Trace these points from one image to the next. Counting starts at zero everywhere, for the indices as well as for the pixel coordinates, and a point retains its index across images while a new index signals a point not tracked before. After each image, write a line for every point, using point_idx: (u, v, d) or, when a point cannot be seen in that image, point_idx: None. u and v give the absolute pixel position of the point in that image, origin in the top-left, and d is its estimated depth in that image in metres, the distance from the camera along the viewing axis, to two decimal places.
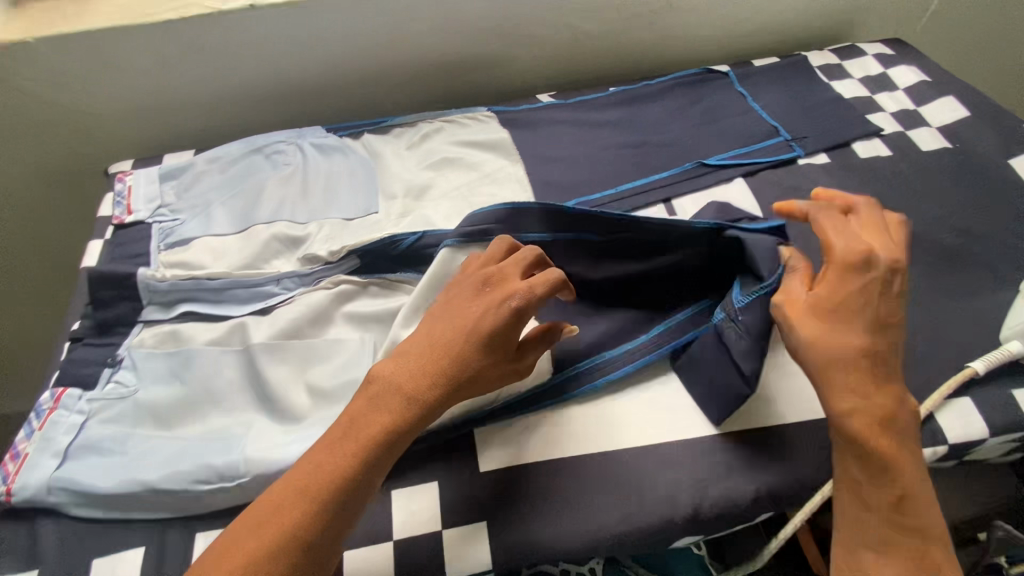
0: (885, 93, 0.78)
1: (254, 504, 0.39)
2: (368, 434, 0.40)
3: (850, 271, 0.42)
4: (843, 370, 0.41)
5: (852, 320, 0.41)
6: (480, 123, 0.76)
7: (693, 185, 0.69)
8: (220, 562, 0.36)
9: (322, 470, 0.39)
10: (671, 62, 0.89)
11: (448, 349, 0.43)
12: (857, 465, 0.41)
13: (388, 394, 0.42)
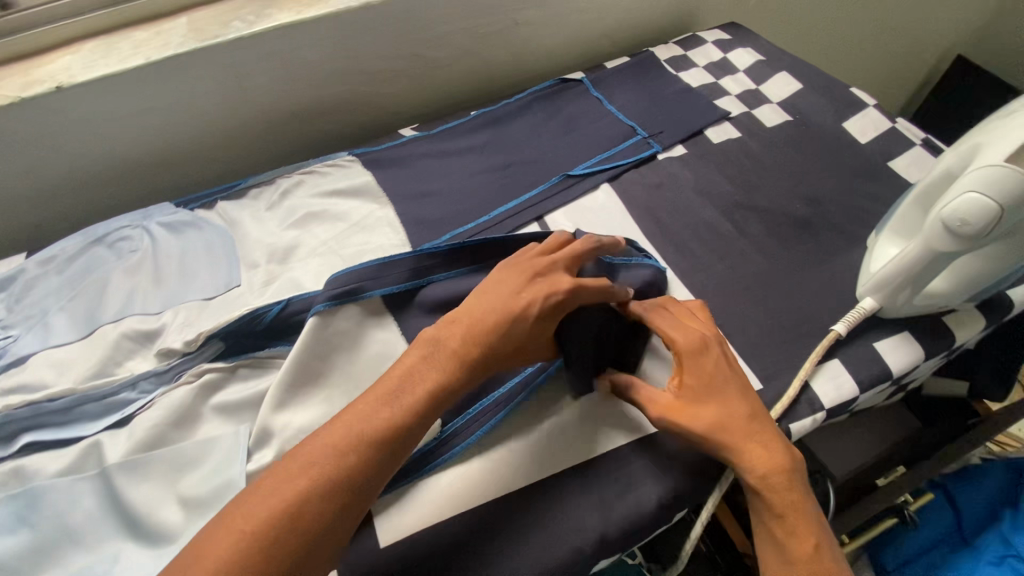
0: (727, 77, 0.82)
1: (301, 443, 0.41)
2: (417, 390, 0.43)
3: (698, 354, 0.48)
4: (733, 437, 0.45)
5: (726, 394, 0.46)
6: (342, 169, 0.73)
7: (563, 199, 0.69)
8: (264, 497, 0.38)
9: (376, 421, 0.41)
10: (530, 75, 0.90)
11: (498, 328, 0.46)
12: (775, 523, 0.43)
13: (434, 355, 0.45)
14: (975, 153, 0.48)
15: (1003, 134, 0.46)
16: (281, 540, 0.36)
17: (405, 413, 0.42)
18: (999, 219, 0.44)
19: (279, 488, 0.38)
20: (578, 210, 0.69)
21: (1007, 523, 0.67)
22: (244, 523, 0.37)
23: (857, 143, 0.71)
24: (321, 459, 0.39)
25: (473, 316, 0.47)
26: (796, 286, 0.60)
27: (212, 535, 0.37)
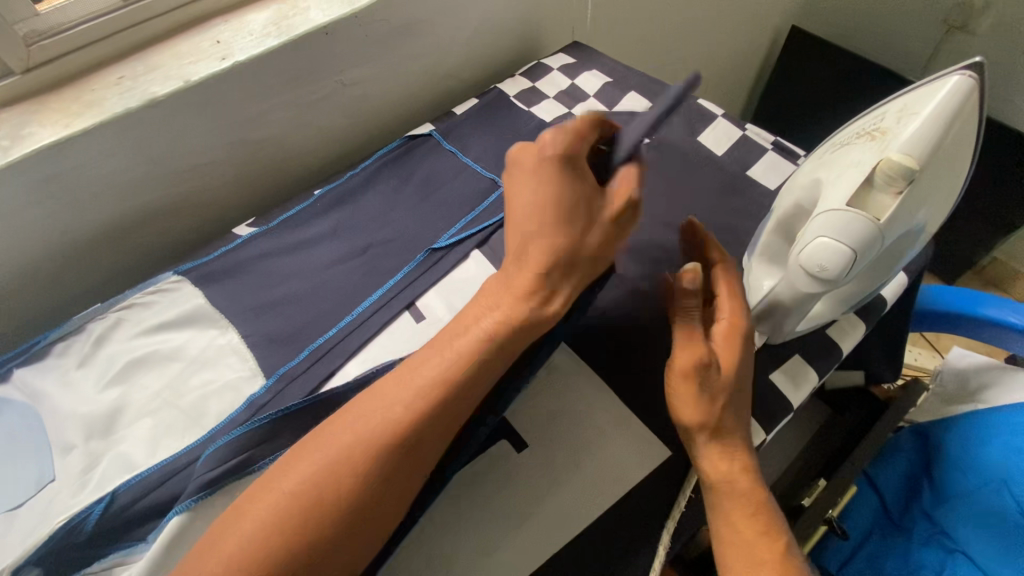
0: (579, 105, 0.79)
1: (348, 406, 0.42)
2: (464, 340, 0.44)
3: (747, 337, 0.50)
4: (722, 425, 0.46)
5: (747, 375, 0.50)
6: (168, 294, 0.62)
7: (432, 277, 0.62)
8: (324, 439, 0.41)
9: (428, 365, 0.43)
10: (377, 132, 0.82)
11: (524, 224, 0.48)
12: (743, 517, 0.45)
13: (490, 293, 0.47)
14: (822, 188, 0.48)
15: (844, 169, 0.46)
16: (342, 497, 0.38)
17: (461, 362, 0.43)
18: (853, 264, 0.44)
19: (313, 460, 0.39)
20: (451, 286, 0.62)
21: (927, 496, 0.69)
22: (275, 501, 0.38)
23: (715, 156, 0.70)
24: (368, 429, 0.40)
25: (527, 213, 0.48)
26: None
27: (246, 509, 0.38)
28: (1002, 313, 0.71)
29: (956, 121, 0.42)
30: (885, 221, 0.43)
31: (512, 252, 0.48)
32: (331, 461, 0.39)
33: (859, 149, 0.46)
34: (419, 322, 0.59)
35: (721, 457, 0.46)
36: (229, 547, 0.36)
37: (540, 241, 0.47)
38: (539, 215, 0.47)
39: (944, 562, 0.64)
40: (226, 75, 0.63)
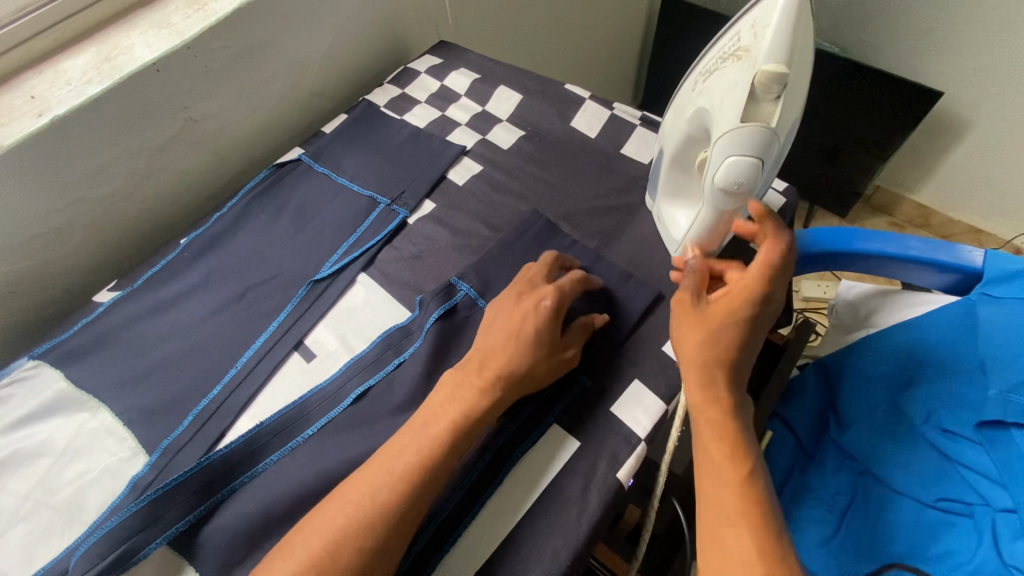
0: (451, 106, 0.77)
1: (339, 492, 0.44)
2: (439, 427, 0.46)
3: (754, 294, 0.46)
4: (711, 353, 0.46)
5: (751, 326, 0.46)
6: (24, 383, 0.56)
7: (318, 311, 0.59)
8: (313, 517, 0.43)
9: (407, 450, 0.45)
10: (246, 165, 0.77)
11: (501, 351, 0.50)
12: (715, 442, 0.43)
13: (463, 385, 0.49)
14: (709, 116, 0.47)
15: (722, 95, 0.45)
16: None
17: (432, 451, 0.45)
18: (763, 172, 0.44)
19: (307, 548, 0.41)
20: (340, 317, 0.60)
21: (834, 426, 0.73)
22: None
23: (589, 139, 0.71)
24: (358, 513, 0.42)
25: (521, 332, 0.51)
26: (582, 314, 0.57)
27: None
28: (882, 246, 0.76)
29: (806, 20, 0.41)
30: (777, 126, 0.43)
31: (498, 359, 0.50)
32: (325, 547, 0.40)
33: (729, 71, 0.45)
34: (310, 361, 0.57)
35: (707, 384, 0.45)
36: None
37: (532, 355, 0.50)
38: (535, 335, 0.50)
39: (854, 485, 0.68)
40: (48, 133, 0.57)
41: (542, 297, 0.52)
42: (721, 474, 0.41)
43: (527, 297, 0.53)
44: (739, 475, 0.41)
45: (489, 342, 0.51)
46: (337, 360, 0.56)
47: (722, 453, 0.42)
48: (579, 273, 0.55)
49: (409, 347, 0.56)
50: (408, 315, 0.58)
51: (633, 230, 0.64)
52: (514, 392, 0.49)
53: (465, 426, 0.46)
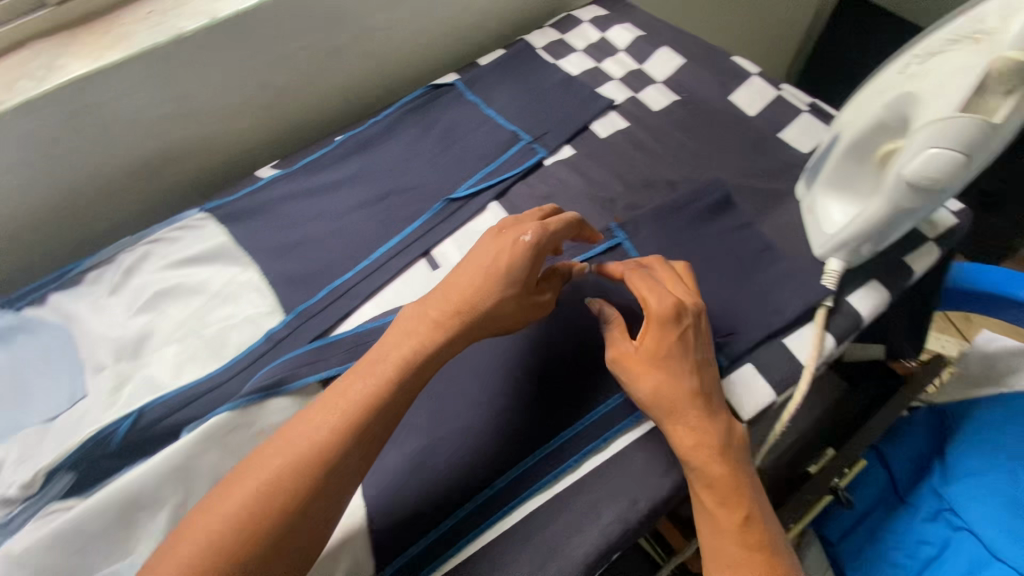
0: (608, 59, 0.76)
1: (263, 450, 0.39)
2: (386, 365, 0.42)
3: (671, 325, 0.47)
4: (670, 403, 0.45)
5: (683, 363, 0.46)
6: (193, 231, 0.64)
7: (450, 226, 0.63)
8: (264, 445, 0.40)
9: (353, 386, 0.41)
10: (401, 83, 0.81)
11: (475, 291, 0.46)
12: (702, 489, 0.45)
13: (421, 313, 0.46)
14: (916, 101, 0.44)
15: (940, 80, 0.42)
16: (272, 517, 0.36)
17: (373, 390, 0.41)
18: (965, 168, 0.41)
19: (245, 489, 0.37)
20: (469, 237, 0.63)
21: (937, 472, 0.68)
22: (190, 547, 0.35)
23: (745, 117, 0.68)
24: (277, 469, 0.38)
25: (491, 268, 0.46)
26: (706, 285, 0.56)
27: (160, 563, 0.35)
28: None
29: None
30: (1000, 121, 0.39)
31: (456, 285, 0.46)
32: (267, 479, 0.37)
33: (959, 55, 0.41)
34: (434, 270, 0.60)
35: (676, 434, 0.45)
36: (174, 559, 0.35)
37: (490, 290, 0.46)
38: (508, 269, 0.46)
39: (948, 538, 0.64)
40: (251, 13, 0.62)
41: (522, 229, 0.48)
42: (717, 520, 0.43)
43: (509, 231, 0.49)
44: (732, 521, 0.43)
45: (456, 271, 0.48)
46: None
47: (715, 498, 0.44)
48: (570, 217, 0.51)
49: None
50: None
51: (776, 216, 0.61)
52: (466, 334, 0.45)
53: (413, 363, 0.43)
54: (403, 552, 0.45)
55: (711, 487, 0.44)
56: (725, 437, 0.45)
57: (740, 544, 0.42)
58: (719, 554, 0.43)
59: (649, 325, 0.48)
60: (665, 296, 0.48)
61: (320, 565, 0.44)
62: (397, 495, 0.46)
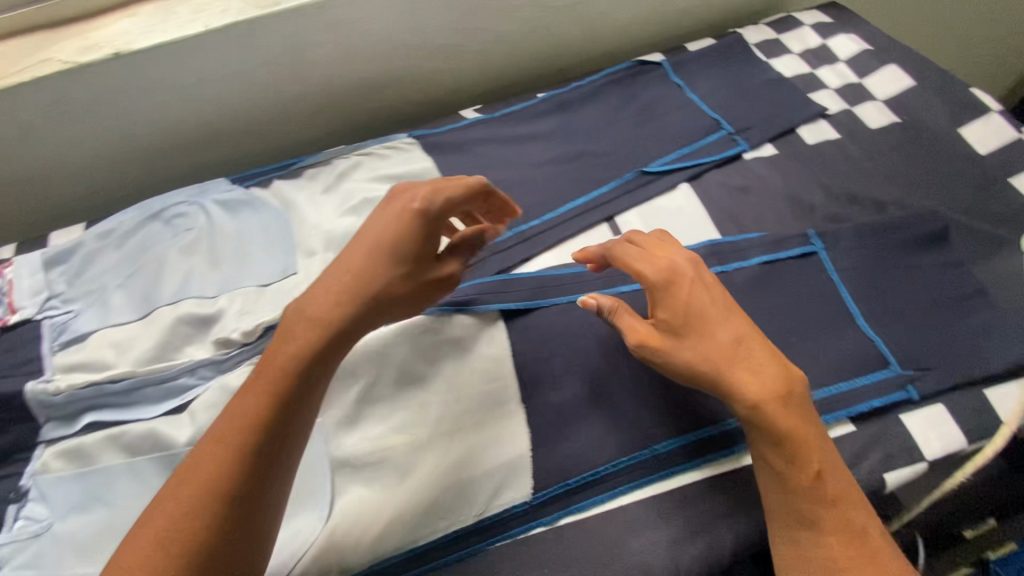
0: (826, 67, 0.74)
1: (245, 385, 0.41)
2: (303, 329, 0.42)
3: (674, 287, 0.48)
4: (717, 366, 0.46)
5: (713, 326, 0.47)
6: (400, 153, 0.70)
7: (635, 198, 0.63)
8: (247, 393, 0.41)
9: (292, 344, 0.42)
10: (600, 54, 0.83)
11: (360, 268, 0.44)
12: (771, 451, 0.45)
13: (336, 276, 0.44)
14: None
15: None
16: (214, 488, 0.38)
17: (326, 323, 0.42)
18: None
19: (211, 461, 0.39)
20: (653, 212, 0.63)
21: None
22: (204, 470, 0.38)
23: (973, 153, 0.64)
24: (268, 394, 0.40)
25: (378, 239, 0.45)
26: (905, 315, 0.54)
27: (175, 490, 0.38)
28: None
29: None
30: None
31: (355, 265, 0.45)
32: (225, 450, 0.39)
33: None
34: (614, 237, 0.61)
35: (732, 397, 0.46)
36: (168, 510, 0.37)
37: (389, 265, 0.45)
38: (395, 242, 0.45)
39: None
40: None
41: (405, 200, 0.46)
42: (790, 484, 0.44)
43: (396, 200, 0.47)
44: (803, 480, 0.44)
45: (345, 251, 0.46)
46: None
47: (789, 456, 0.45)
48: (472, 182, 0.48)
49: (737, 261, 0.58)
50: (721, 238, 0.60)
51: (993, 264, 0.57)
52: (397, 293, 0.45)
53: (357, 309, 0.43)
54: (564, 481, 0.49)
55: (785, 444, 0.45)
56: (785, 390, 0.46)
57: (820, 494, 0.44)
58: (793, 511, 0.44)
59: (656, 297, 0.48)
60: (675, 265, 0.49)
61: (492, 467, 0.48)
62: (571, 435, 0.51)
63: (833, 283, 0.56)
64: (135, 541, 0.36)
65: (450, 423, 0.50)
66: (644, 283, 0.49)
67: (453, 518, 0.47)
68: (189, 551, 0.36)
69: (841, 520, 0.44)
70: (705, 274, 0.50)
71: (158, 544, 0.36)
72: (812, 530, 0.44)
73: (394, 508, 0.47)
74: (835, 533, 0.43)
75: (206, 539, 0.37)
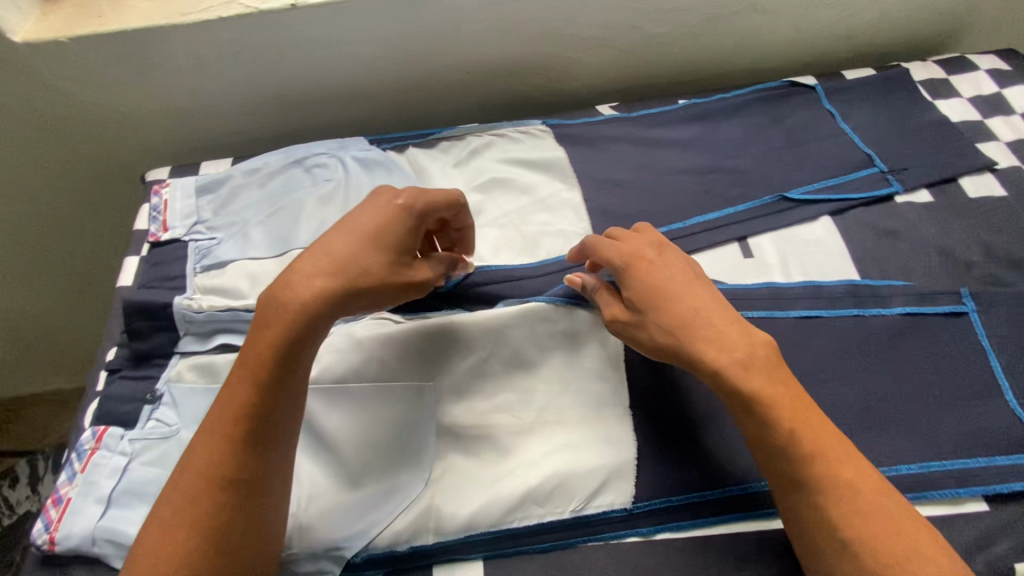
0: (998, 117, 0.68)
1: (240, 355, 0.43)
2: (296, 302, 0.42)
3: (640, 265, 0.48)
4: (681, 336, 0.45)
5: (655, 301, 0.46)
6: (534, 139, 0.70)
7: (772, 223, 0.61)
8: (233, 378, 0.43)
9: (269, 330, 0.42)
10: (742, 68, 0.81)
11: (341, 252, 0.44)
12: (745, 419, 0.44)
13: (315, 256, 0.43)
14: None
15: None
16: (213, 468, 0.40)
17: (319, 296, 0.42)
18: None
19: (205, 446, 0.41)
20: (790, 241, 0.61)
21: None
22: (199, 459, 0.41)
23: None
24: (257, 362, 0.42)
25: (366, 229, 0.45)
26: None
27: (190, 454, 0.41)
28: None
29: None
30: None
31: (323, 247, 0.44)
32: (217, 436, 0.41)
33: None
34: (746, 259, 0.59)
35: (696, 366, 0.44)
36: (182, 488, 0.40)
37: (380, 252, 0.44)
38: (378, 234, 0.45)
39: None
40: None
41: (390, 194, 0.47)
42: (773, 450, 0.43)
43: (384, 197, 0.47)
44: (784, 446, 0.42)
45: (322, 236, 0.45)
46: (769, 272, 0.58)
47: (757, 418, 0.43)
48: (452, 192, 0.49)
49: (877, 308, 0.55)
50: (863, 281, 0.57)
51: None
52: (380, 276, 0.44)
53: (343, 286, 0.43)
54: (668, 497, 0.48)
55: (753, 406, 0.43)
56: (746, 348, 0.44)
57: (790, 450, 0.42)
58: (779, 475, 0.43)
59: (624, 279, 0.48)
60: (638, 248, 0.50)
61: (597, 466, 0.48)
62: (682, 451, 0.49)
63: (979, 349, 0.53)
64: (161, 499, 0.41)
65: (558, 415, 0.50)
66: (617, 269, 0.49)
67: (550, 508, 0.47)
68: (201, 506, 0.39)
69: (825, 484, 0.41)
70: (651, 253, 0.49)
71: (175, 524, 0.39)
72: (809, 496, 0.42)
73: (496, 486, 0.47)
74: (826, 497, 0.41)
75: (215, 495, 0.40)
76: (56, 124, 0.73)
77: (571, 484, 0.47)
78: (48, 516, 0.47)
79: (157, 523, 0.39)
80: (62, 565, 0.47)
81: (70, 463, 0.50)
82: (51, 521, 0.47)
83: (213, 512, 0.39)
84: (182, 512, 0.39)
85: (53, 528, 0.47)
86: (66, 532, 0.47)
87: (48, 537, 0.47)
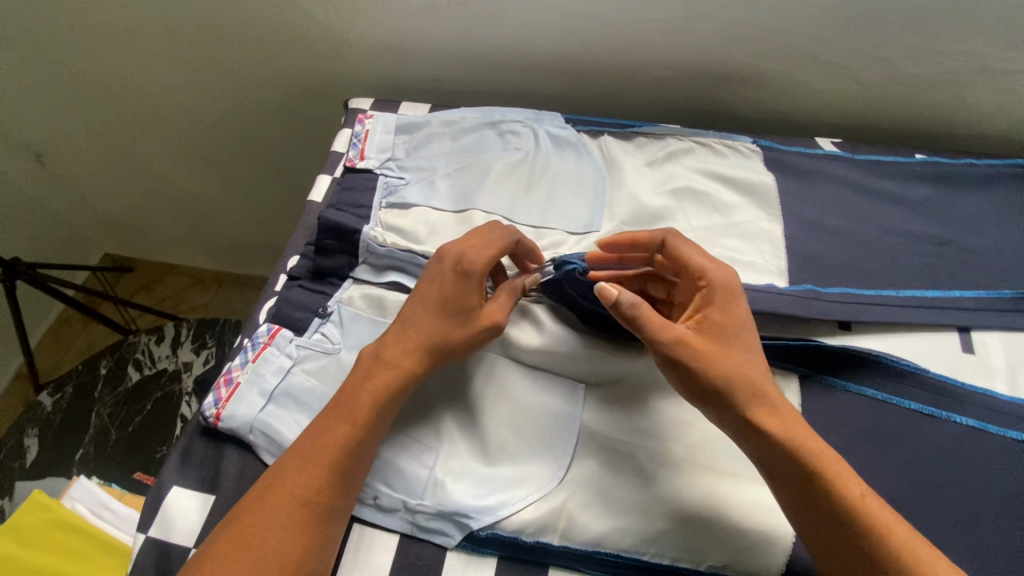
0: None
1: (339, 395, 0.45)
2: (390, 367, 0.45)
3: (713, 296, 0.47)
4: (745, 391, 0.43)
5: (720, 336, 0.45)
6: (739, 156, 0.64)
7: (1007, 321, 0.53)
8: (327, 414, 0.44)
9: (372, 381, 0.44)
10: (995, 134, 0.70)
11: (424, 326, 0.46)
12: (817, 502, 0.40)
13: (401, 330, 0.47)
14: None
15: None
16: (301, 491, 0.41)
17: (410, 356, 0.45)
18: None
19: (295, 469, 0.41)
20: None
21: None
22: (289, 480, 0.41)
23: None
24: (359, 407, 0.44)
25: (437, 300, 0.46)
26: None
27: (281, 470, 0.42)
28: None
29: None
30: None
31: (417, 319, 0.47)
32: (310, 459, 0.42)
33: None
34: (964, 353, 0.52)
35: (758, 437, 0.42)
36: (270, 500, 0.40)
37: (460, 319, 0.46)
38: (446, 303, 0.46)
39: None
40: None
41: (453, 259, 0.47)
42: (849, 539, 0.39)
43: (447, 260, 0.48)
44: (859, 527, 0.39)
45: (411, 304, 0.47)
46: (988, 377, 0.51)
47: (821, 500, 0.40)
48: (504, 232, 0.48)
49: None
50: None
51: None
52: (465, 337, 0.46)
53: (433, 347, 0.46)
54: None
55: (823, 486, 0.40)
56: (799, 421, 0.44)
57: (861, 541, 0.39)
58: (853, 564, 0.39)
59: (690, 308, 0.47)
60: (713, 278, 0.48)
61: (754, 536, 0.43)
62: None
63: None
64: (248, 508, 0.41)
65: (710, 458, 0.47)
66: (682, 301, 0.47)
67: (686, 554, 0.44)
68: (287, 518, 0.40)
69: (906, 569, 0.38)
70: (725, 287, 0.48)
71: (260, 534, 0.39)
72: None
73: (638, 518, 0.44)
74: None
75: (299, 518, 0.40)
76: (284, 36, 0.77)
77: (719, 543, 0.44)
78: (218, 393, 0.51)
79: (238, 531, 0.39)
80: (220, 442, 0.51)
81: (244, 350, 0.54)
82: (220, 399, 0.51)
83: (300, 531, 0.40)
84: (270, 526, 0.40)
85: (221, 406, 0.51)
86: (232, 412, 0.50)
87: (215, 413, 0.50)
